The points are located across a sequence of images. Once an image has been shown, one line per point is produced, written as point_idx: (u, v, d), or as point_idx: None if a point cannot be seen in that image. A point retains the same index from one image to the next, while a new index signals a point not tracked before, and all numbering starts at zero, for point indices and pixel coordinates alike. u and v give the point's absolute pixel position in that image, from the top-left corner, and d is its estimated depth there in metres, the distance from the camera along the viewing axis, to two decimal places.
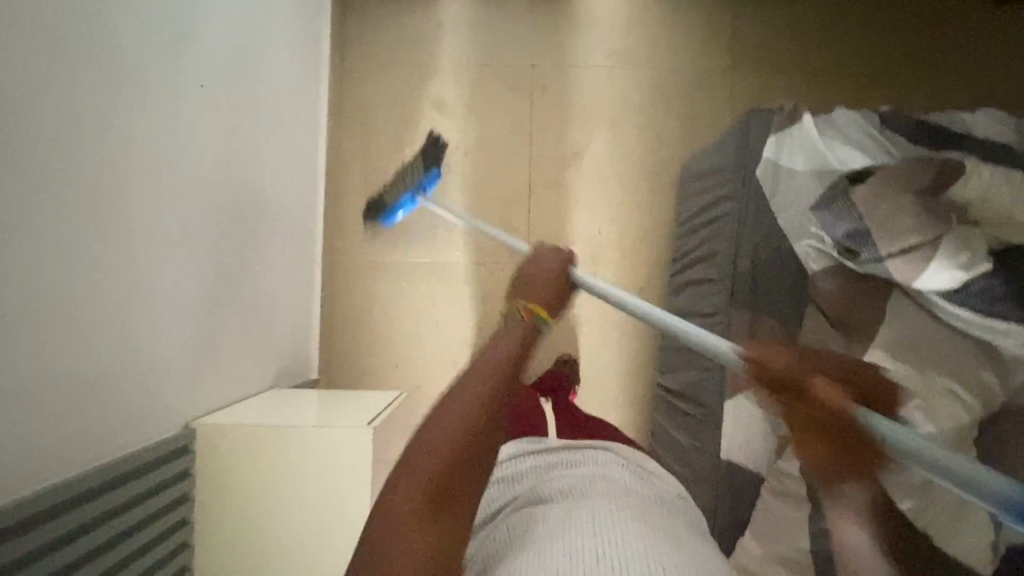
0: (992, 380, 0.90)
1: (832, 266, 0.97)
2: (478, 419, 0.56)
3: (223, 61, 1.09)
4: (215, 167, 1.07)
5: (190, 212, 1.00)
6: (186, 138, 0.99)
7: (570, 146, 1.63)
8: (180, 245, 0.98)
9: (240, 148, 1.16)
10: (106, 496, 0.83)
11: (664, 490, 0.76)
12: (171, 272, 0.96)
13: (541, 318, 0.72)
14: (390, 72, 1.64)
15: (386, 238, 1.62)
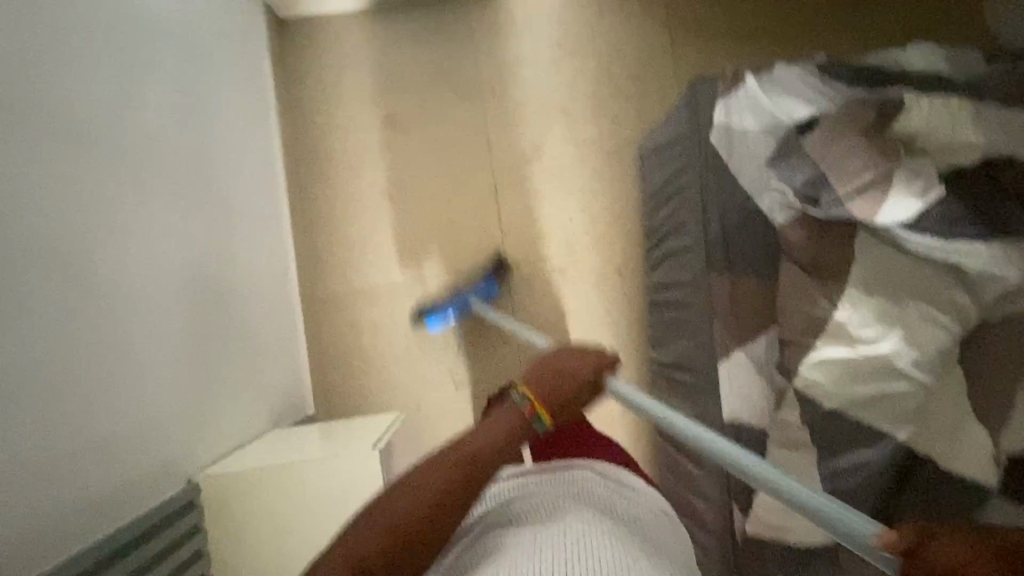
0: (968, 301, 0.93)
1: (797, 216, 1.00)
2: (441, 499, 0.59)
3: (172, 102, 1.10)
4: (179, 218, 1.06)
5: (161, 255, 1.00)
6: (145, 193, 0.98)
7: (529, 139, 1.65)
8: (156, 301, 0.97)
9: (202, 194, 1.15)
10: (122, 561, 0.82)
11: (645, 510, 0.70)
12: (151, 328, 0.95)
13: (542, 416, 0.71)
14: (338, 97, 1.65)
15: (362, 262, 1.62)
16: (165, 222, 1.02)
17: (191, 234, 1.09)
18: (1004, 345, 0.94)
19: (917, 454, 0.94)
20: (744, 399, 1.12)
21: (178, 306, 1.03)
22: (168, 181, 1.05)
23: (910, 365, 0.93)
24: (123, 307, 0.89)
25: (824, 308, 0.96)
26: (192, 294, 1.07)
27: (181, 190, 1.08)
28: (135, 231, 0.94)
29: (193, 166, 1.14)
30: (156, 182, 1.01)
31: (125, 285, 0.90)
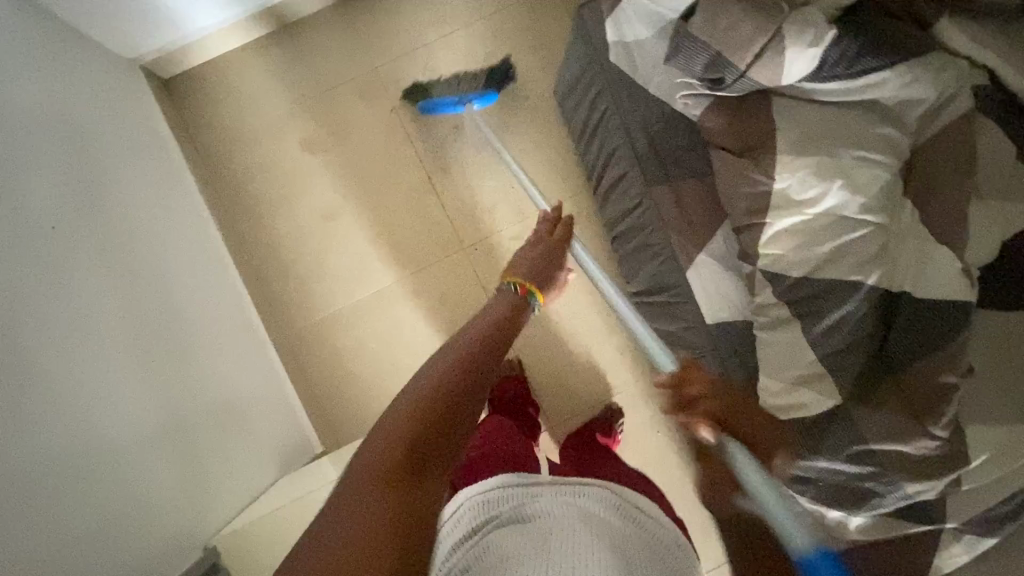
0: (894, 133, 0.94)
1: (712, 103, 0.99)
2: (477, 365, 0.70)
3: (67, 194, 1.09)
4: (101, 299, 1.05)
5: (100, 343, 0.99)
6: (53, 282, 0.96)
7: (448, 121, 1.63)
8: (102, 381, 0.95)
9: (119, 271, 1.13)
10: None
11: (650, 533, 0.74)
12: (104, 409, 0.93)
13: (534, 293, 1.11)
14: (246, 138, 1.61)
15: (324, 291, 1.60)
16: (87, 306, 1.01)
17: (122, 311, 1.08)
18: (941, 164, 0.95)
19: (893, 293, 0.95)
20: (720, 297, 1.13)
21: (130, 381, 1.01)
22: (75, 267, 1.03)
23: (859, 211, 0.93)
24: (62, 395, 0.87)
25: (763, 182, 0.96)
26: (144, 365, 1.05)
27: (92, 272, 1.06)
28: (51, 321, 0.92)
29: (99, 245, 1.12)
30: (59, 271, 0.99)
31: (56, 372, 0.88)
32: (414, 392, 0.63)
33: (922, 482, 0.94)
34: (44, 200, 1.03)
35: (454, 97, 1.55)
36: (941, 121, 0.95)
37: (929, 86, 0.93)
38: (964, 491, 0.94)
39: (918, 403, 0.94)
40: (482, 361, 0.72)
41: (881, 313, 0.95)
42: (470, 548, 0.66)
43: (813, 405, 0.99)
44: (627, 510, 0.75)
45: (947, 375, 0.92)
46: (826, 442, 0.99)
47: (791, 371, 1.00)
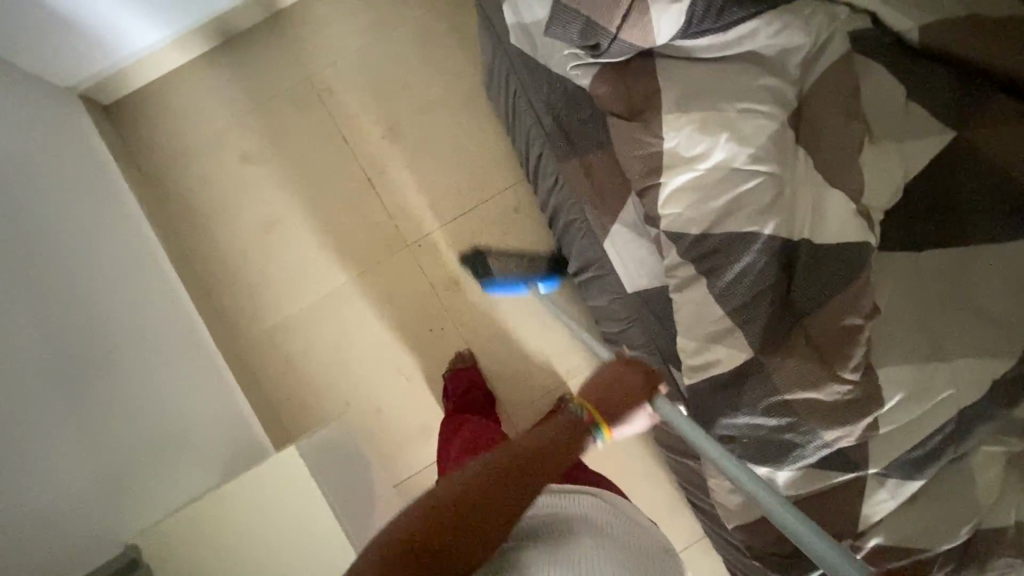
0: (775, 82, 0.95)
1: (598, 71, 1.01)
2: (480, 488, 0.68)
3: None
4: (27, 317, 1.06)
5: (23, 352, 1.01)
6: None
7: (383, 122, 1.66)
8: (24, 390, 0.97)
9: (49, 290, 1.15)
10: None
11: (651, 544, 0.82)
12: (24, 416, 0.95)
13: (600, 424, 0.84)
14: (187, 156, 1.65)
15: (274, 298, 1.63)
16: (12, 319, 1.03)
17: (49, 328, 1.09)
18: (828, 109, 0.95)
19: (792, 241, 0.95)
20: (637, 265, 1.13)
21: (51, 397, 1.02)
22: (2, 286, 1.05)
23: (748, 162, 0.94)
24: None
25: (653, 142, 0.97)
26: (67, 383, 1.07)
27: (18, 290, 1.08)
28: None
29: (27, 267, 1.13)
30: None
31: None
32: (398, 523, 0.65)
33: (838, 429, 0.93)
34: None
35: (522, 283, 1.49)
36: (821, 68, 0.96)
37: (803, 33, 0.95)
38: (880, 435, 0.93)
39: (827, 350, 0.94)
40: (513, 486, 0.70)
41: (780, 263, 0.95)
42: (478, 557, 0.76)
43: (726, 361, 0.98)
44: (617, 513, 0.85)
45: (851, 317, 0.92)
46: (743, 398, 0.98)
47: (703, 329, 1.00)
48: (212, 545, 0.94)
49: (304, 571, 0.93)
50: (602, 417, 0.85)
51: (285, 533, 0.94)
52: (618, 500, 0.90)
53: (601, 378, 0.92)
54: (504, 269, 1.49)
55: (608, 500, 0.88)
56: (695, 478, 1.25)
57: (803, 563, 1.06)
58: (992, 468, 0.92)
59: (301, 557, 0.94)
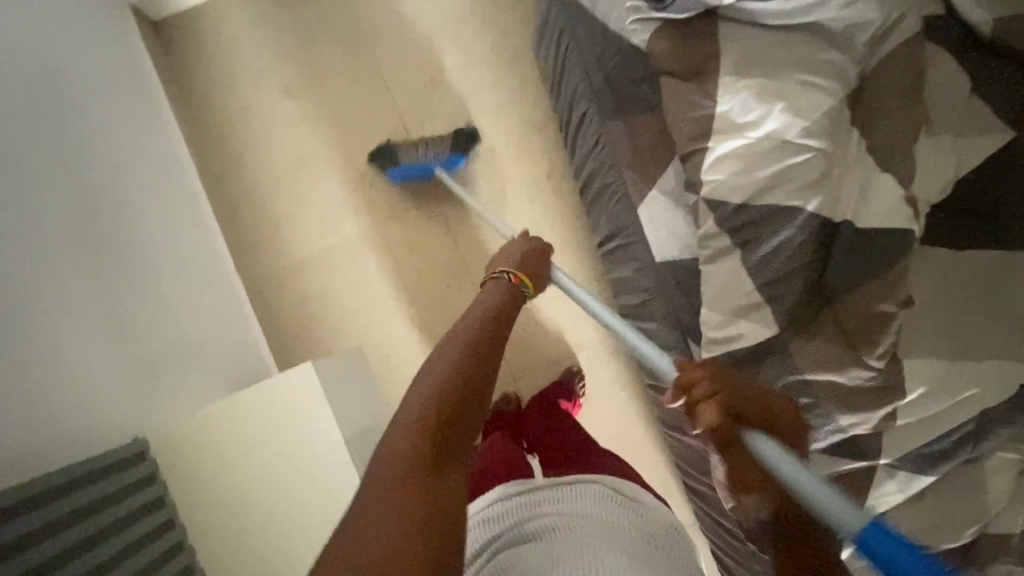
0: (839, 58, 0.93)
1: (659, 27, 1.00)
2: (459, 365, 0.70)
3: (55, 100, 1.12)
4: (69, 209, 1.05)
5: (64, 241, 1.02)
6: (20, 183, 0.97)
7: (426, 71, 1.65)
8: (62, 277, 0.98)
9: (97, 186, 1.14)
10: (100, 482, 0.84)
11: (659, 524, 0.84)
12: (60, 301, 0.96)
13: (527, 283, 0.96)
14: (228, 81, 1.65)
15: (297, 233, 1.63)
16: (62, 207, 1.04)
17: (91, 220, 1.09)
18: (887, 93, 0.94)
19: (835, 222, 0.93)
20: (669, 234, 1.12)
21: (92, 288, 1.03)
22: (46, 174, 1.04)
23: (801, 135, 0.92)
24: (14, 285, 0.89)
25: (706, 104, 0.96)
26: (108, 277, 1.08)
27: (72, 179, 1.09)
28: (14, 217, 0.93)
29: (75, 159, 1.12)
30: (31, 174, 1.00)
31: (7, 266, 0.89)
32: (411, 396, 0.66)
33: (854, 415, 0.92)
34: (30, 98, 1.06)
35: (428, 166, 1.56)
36: (888, 49, 0.94)
37: (875, 11, 0.92)
38: (898, 427, 0.91)
39: (854, 335, 0.93)
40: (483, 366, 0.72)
41: (818, 242, 0.93)
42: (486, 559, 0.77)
43: (749, 336, 0.97)
44: (623, 501, 0.86)
45: (884, 304, 0.91)
46: (762, 374, 0.97)
47: (729, 303, 0.99)
48: (225, 450, 0.96)
49: (313, 483, 0.95)
50: (526, 274, 0.97)
51: (293, 455, 0.96)
52: (635, 490, 0.91)
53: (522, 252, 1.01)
54: (408, 155, 1.58)
55: (612, 487, 0.89)
56: (697, 458, 1.25)
57: None
58: (1006, 475, 0.90)
59: (309, 479, 0.96)
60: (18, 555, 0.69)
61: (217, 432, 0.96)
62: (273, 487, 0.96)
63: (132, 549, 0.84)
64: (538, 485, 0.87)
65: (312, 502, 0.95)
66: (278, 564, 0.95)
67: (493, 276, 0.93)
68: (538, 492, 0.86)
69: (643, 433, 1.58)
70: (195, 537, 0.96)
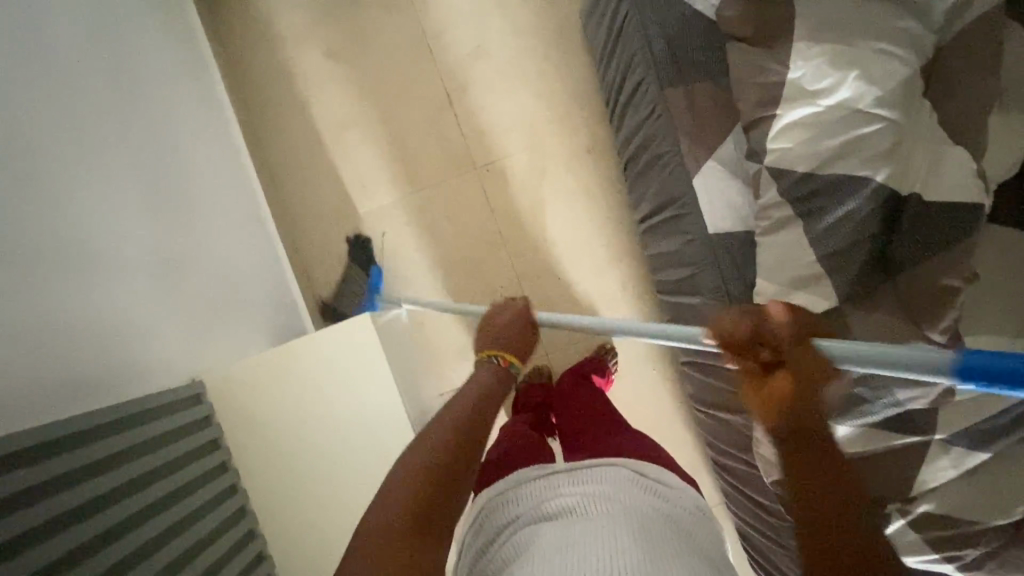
0: (917, 27, 0.91)
1: None
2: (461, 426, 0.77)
3: (114, 45, 1.11)
4: (127, 149, 1.04)
5: (126, 185, 1.01)
6: (86, 122, 0.97)
7: (470, 37, 1.63)
8: (124, 219, 0.98)
9: (152, 133, 1.13)
10: (163, 418, 0.85)
11: (681, 509, 0.81)
12: (121, 241, 0.96)
13: (515, 363, 0.95)
14: (271, 40, 1.63)
15: (335, 196, 1.63)
16: (123, 151, 1.03)
17: (147, 169, 1.08)
18: (963, 65, 0.92)
19: (903, 194, 0.92)
20: (723, 205, 1.12)
21: (148, 233, 1.03)
22: (108, 117, 1.03)
23: (872, 105, 0.91)
24: (75, 219, 0.88)
25: (776, 72, 0.95)
26: (163, 225, 1.07)
27: (131, 126, 1.08)
28: (80, 155, 0.93)
29: (134, 102, 1.11)
30: (91, 110, 0.99)
31: (69, 199, 0.88)
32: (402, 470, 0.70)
33: (915, 389, 0.91)
34: (94, 39, 1.05)
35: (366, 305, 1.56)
36: (969, 18, 0.92)
37: None
38: (955, 402, 0.91)
39: (914, 307, 0.93)
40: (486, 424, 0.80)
41: (883, 214, 0.92)
42: (503, 541, 0.77)
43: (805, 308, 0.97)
44: (647, 484, 0.83)
45: (949, 278, 0.89)
46: None
47: (787, 273, 0.98)
48: (278, 397, 0.96)
49: (368, 434, 0.97)
50: (514, 354, 0.95)
51: (347, 405, 0.97)
52: (660, 472, 0.87)
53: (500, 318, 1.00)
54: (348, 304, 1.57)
55: (636, 472, 0.85)
56: (735, 434, 1.26)
57: None
58: None
59: (364, 429, 0.98)
60: (84, 482, 0.70)
61: (270, 380, 0.96)
62: (325, 436, 0.97)
63: (189, 486, 0.85)
64: (560, 469, 0.85)
65: (367, 453, 0.96)
66: (333, 510, 0.96)
67: (486, 357, 0.95)
68: (559, 476, 0.84)
69: (675, 413, 1.58)
70: (246, 481, 0.96)
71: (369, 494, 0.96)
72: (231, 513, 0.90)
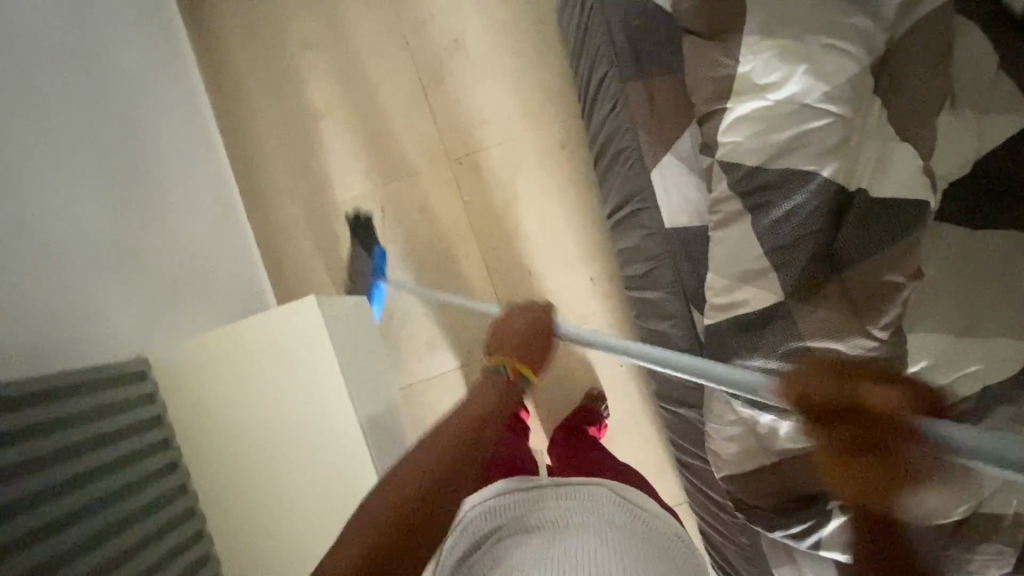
0: (866, 24, 0.92)
1: None
2: (429, 465, 0.73)
3: (86, 20, 1.11)
4: (94, 127, 1.04)
5: (87, 159, 1.00)
6: (51, 94, 0.96)
7: (448, 31, 1.64)
8: (84, 193, 0.97)
9: (120, 110, 1.13)
10: (105, 391, 0.85)
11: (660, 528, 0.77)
12: (79, 214, 0.95)
13: (525, 374, 0.91)
14: (249, 29, 1.64)
15: (309, 186, 1.64)
16: (88, 125, 1.03)
17: (111, 145, 1.07)
18: (911, 63, 0.92)
19: (849, 190, 0.92)
20: (680, 200, 1.12)
21: (108, 208, 1.01)
22: (74, 91, 1.02)
23: (822, 99, 0.91)
24: (45, 191, 0.89)
25: (728, 65, 0.95)
26: (126, 201, 1.06)
27: (97, 100, 1.07)
28: (46, 128, 0.93)
29: (103, 77, 1.11)
30: (55, 83, 0.98)
31: (36, 174, 0.89)
32: (360, 530, 0.68)
33: None
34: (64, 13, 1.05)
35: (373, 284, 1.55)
36: (915, 17, 0.92)
37: None
38: None
39: (861, 302, 0.93)
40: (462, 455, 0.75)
41: (830, 210, 0.92)
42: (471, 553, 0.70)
43: (753, 302, 0.97)
44: (631, 509, 0.77)
45: (892, 274, 0.90)
46: (763, 341, 0.97)
47: (737, 267, 0.98)
48: (222, 377, 0.96)
49: (309, 417, 0.96)
50: (523, 364, 0.92)
51: (290, 387, 0.96)
52: (644, 497, 0.83)
53: (515, 324, 0.96)
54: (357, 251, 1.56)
55: (620, 493, 0.79)
56: (693, 430, 1.25)
57: (787, 519, 1.03)
58: None
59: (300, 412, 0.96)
60: (18, 446, 0.70)
61: (216, 359, 0.95)
62: (267, 418, 0.96)
63: (127, 460, 0.85)
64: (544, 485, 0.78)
65: (311, 438, 0.96)
66: (272, 492, 0.96)
67: (492, 366, 0.91)
68: (537, 492, 0.77)
69: (640, 411, 1.56)
70: (189, 459, 0.96)
71: (308, 476, 0.96)
72: (169, 492, 0.90)
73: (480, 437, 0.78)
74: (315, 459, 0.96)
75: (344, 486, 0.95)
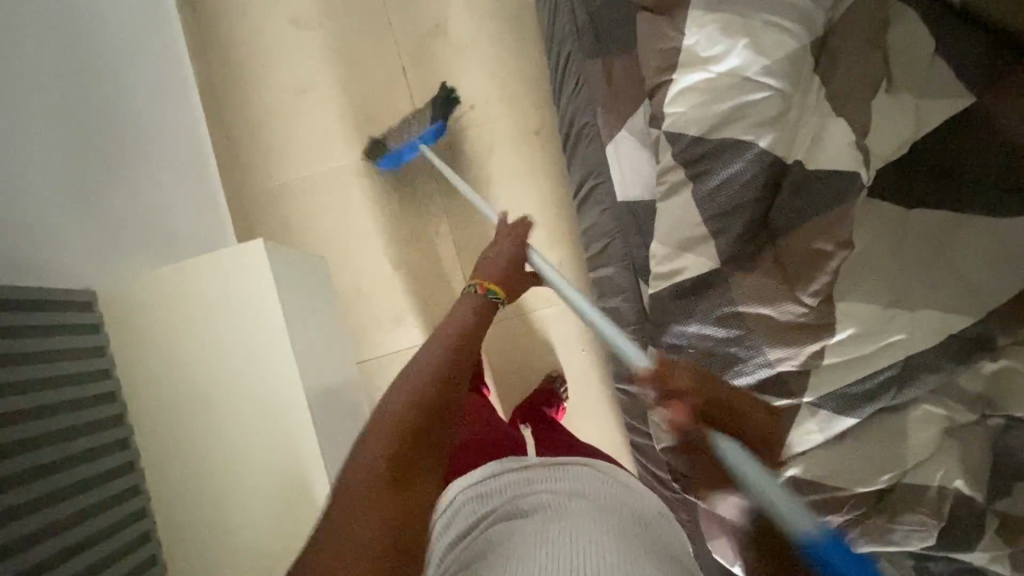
0: (806, 5, 0.95)
1: None
2: (427, 385, 0.72)
3: None
4: (68, 69, 1.06)
5: (59, 98, 1.02)
6: (30, 32, 0.99)
7: (431, 16, 1.69)
8: (52, 129, 0.99)
9: (98, 58, 1.15)
10: (42, 311, 0.85)
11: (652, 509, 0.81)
12: (46, 147, 0.97)
13: (496, 291, 0.93)
14: (239, 5, 1.70)
15: (287, 158, 1.68)
16: (64, 67, 1.05)
17: (84, 88, 1.09)
18: (849, 44, 0.96)
19: (784, 161, 0.95)
20: (631, 174, 1.15)
21: (74, 148, 1.04)
22: (51, 32, 1.04)
23: (761, 73, 0.94)
24: (15, 128, 0.92)
25: (674, 39, 0.99)
26: (93, 143, 1.08)
27: (74, 45, 1.09)
28: (21, 62, 0.96)
29: (84, 25, 1.13)
30: (33, 21, 1.00)
31: (6, 119, 0.91)
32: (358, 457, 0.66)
33: (783, 350, 0.94)
34: None
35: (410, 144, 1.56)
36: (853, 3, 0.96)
37: None
38: (825, 365, 0.92)
39: (790, 270, 0.94)
40: (453, 373, 0.75)
41: (766, 179, 0.95)
42: (465, 546, 0.73)
43: (691, 269, 1.00)
44: (619, 481, 0.85)
45: (822, 242, 0.92)
46: (697, 307, 1.00)
47: (677, 235, 1.01)
48: (169, 315, 0.98)
49: (249, 359, 0.97)
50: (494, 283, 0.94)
51: (234, 329, 0.98)
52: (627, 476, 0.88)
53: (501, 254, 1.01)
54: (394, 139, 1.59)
55: (611, 475, 0.85)
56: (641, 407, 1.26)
57: None
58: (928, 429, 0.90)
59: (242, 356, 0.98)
60: None
61: (164, 297, 0.98)
62: (210, 358, 0.98)
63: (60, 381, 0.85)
64: (532, 464, 0.84)
65: (251, 380, 0.97)
66: (208, 431, 0.97)
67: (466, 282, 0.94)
68: (530, 472, 0.82)
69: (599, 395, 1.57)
70: (128, 394, 0.98)
71: (245, 417, 0.97)
72: (96, 421, 0.90)
73: (461, 371, 0.76)
74: (252, 402, 0.97)
75: (279, 429, 0.97)
